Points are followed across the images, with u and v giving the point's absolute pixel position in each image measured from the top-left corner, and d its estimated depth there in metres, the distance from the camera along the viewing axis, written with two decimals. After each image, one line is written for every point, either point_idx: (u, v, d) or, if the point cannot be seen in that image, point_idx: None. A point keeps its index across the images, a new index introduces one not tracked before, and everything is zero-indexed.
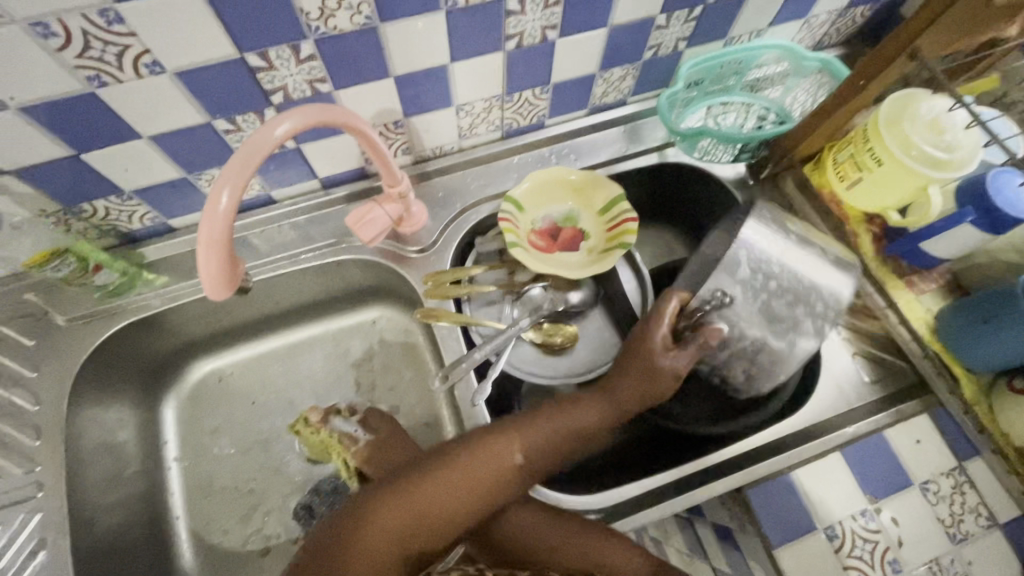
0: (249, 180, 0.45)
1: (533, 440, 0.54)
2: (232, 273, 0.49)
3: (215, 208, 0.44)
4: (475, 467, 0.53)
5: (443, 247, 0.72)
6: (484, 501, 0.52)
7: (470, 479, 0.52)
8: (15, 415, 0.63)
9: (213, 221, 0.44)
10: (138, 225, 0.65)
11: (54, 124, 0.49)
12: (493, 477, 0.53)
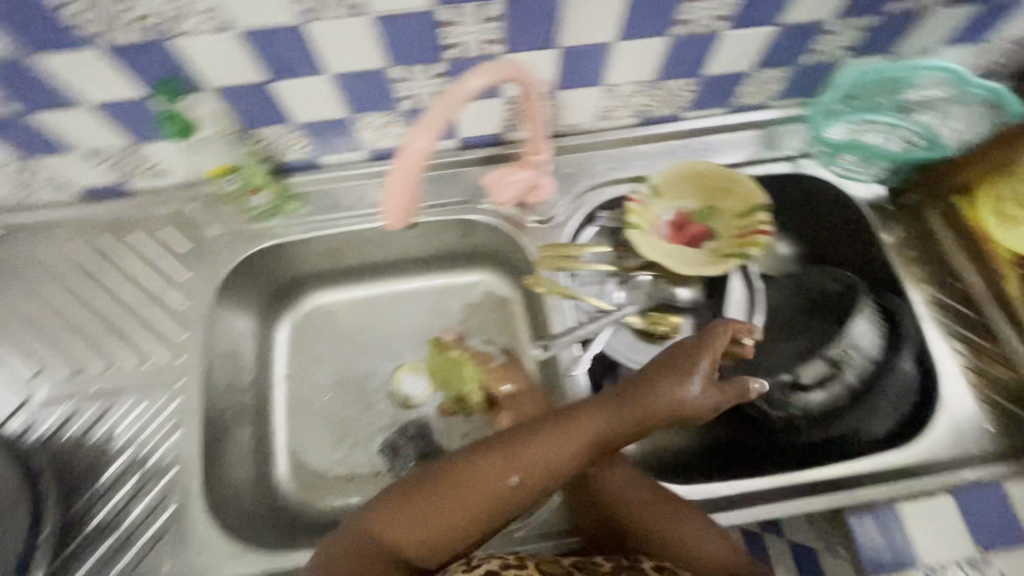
0: (443, 128, 0.50)
1: (559, 449, 0.47)
2: (415, 212, 0.57)
3: (413, 150, 0.51)
4: (477, 484, 0.46)
5: (563, 222, 0.74)
6: (492, 518, 0.47)
7: (472, 497, 0.46)
8: (168, 309, 0.70)
9: (410, 161, 0.51)
10: (294, 157, 0.71)
11: (261, 50, 0.54)
12: (499, 494, 0.46)
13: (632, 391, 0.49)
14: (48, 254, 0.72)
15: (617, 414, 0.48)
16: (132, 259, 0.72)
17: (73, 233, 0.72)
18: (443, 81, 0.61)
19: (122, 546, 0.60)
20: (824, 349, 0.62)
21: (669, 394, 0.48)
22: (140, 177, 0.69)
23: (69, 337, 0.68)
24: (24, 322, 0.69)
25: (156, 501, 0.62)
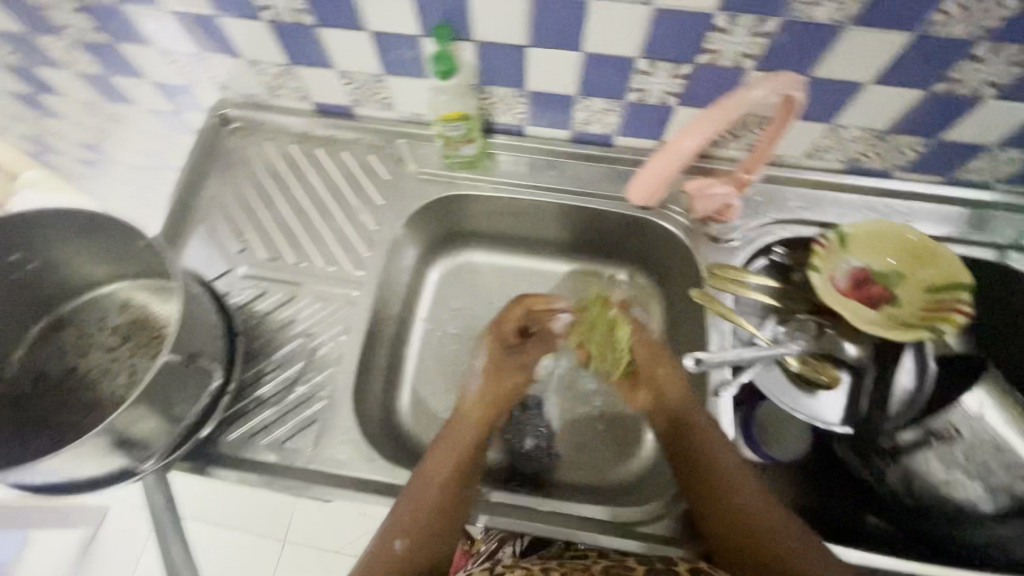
0: (710, 131, 0.60)
1: (464, 432, 0.65)
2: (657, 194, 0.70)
3: (679, 146, 0.62)
4: (425, 491, 0.59)
5: (738, 247, 0.74)
6: (449, 511, 0.59)
7: (425, 500, 0.59)
8: (358, 227, 0.77)
9: (674, 153, 0.63)
10: (505, 121, 0.75)
11: (537, 17, 0.58)
12: (443, 489, 0.60)
13: (495, 368, 0.71)
14: (274, 153, 0.81)
15: (481, 381, 0.70)
16: (339, 176, 0.80)
17: (298, 140, 0.82)
18: (680, 82, 0.63)
19: (280, 417, 0.66)
20: (931, 419, 0.58)
21: (513, 362, 0.72)
22: (369, 105, 0.76)
23: (274, 228, 0.77)
24: (241, 206, 0.78)
25: (316, 387, 0.68)
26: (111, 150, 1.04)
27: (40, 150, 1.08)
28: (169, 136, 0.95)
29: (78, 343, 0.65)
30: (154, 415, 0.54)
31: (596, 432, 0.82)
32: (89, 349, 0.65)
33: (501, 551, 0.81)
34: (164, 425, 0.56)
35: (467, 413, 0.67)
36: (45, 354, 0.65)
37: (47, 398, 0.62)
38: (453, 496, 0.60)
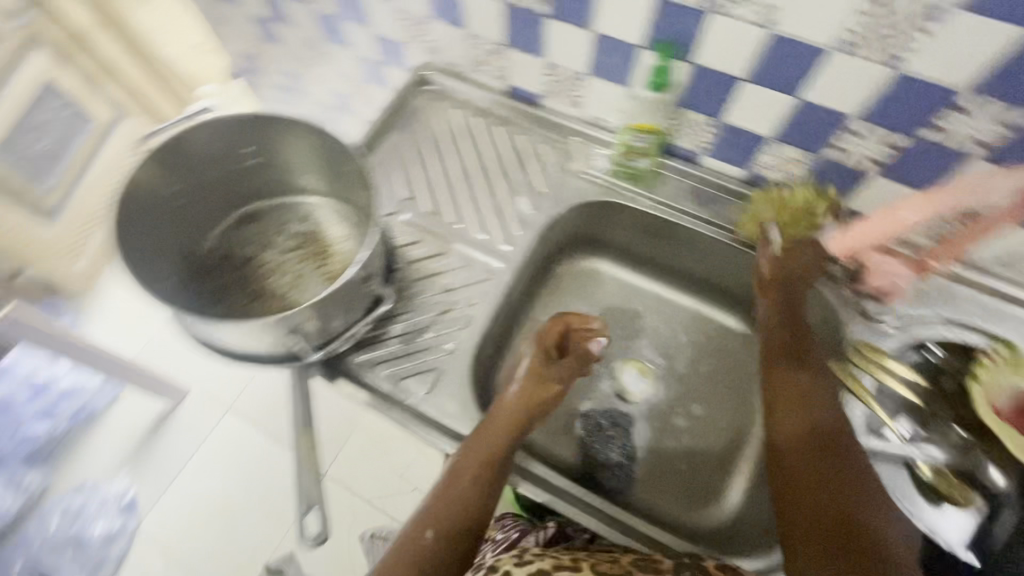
0: (937, 207, 0.62)
1: (495, 432, 0.64)
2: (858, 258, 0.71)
3: (899, 212, 0.65)
4: (454, 482, 0.62)
5: (892, 332, 0.70)
6: (478, 497, 0.61)
7: (453, 490, 0.61)
8: (515, 207, 0.81)
9: (892, 219, 0.66)
10: (685, 145, 0.77)
11: (769, 54, 0.59)
12: (470, 479, 0.62)
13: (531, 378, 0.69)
14: (454, 120, 0.87)
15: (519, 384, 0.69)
16: (510, 155, 0.84)
17: (479, 114, 0.87)
18: (889, 150, 0.62)
19: (405, 355, 0.71)
20: None
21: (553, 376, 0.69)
22: (560, 98, 0.81)
23: (441, 186, 0.83)
24: (417, 158, 0.85)
25: (443, 338, 0.73)
26: (307, 82, 1.16)
27: (249, 68, 1.23)
28: (362, 83, 1.05)
29: (264, 236, 0.74)
30: (317, 320, 0.60)
31: (678, 471, 0.80)
32: (269, 245, 0.73)
33: (522, 538, 0.84)
34: (320, 330, 0.62)
35: (500, 413, 0.66)
36: (238, 237, 0.74)
37: (231, 275, 0.71)
38: (479, 497, 0.61)
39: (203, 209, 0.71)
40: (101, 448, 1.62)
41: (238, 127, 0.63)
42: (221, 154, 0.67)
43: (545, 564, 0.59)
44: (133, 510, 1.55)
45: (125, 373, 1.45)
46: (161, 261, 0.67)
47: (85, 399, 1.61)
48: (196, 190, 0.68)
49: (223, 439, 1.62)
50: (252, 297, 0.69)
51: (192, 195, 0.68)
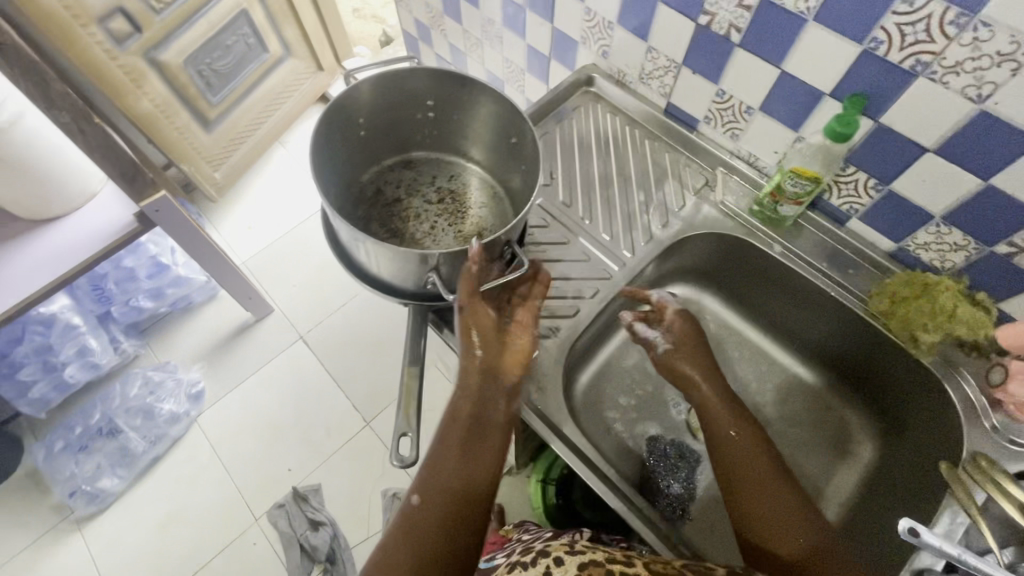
0: None
1: (473, 387, 0.62)
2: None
3: None
4: (448, 445, 0.61)
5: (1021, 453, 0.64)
6: (475, 449, 0.60)
7: (448, 453, 0.60)
8: (644, 219, 0.82)
9: None
10: (835, 204, 0.75)
11: (969, 129, 0.57)
12: (460, 437, 0.61)
13: (477, 325, 0.62)
14: (608, 125, 0.90)
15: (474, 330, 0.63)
16: (650, 169, 0.86)
17: (633, 125, 0.90)
18: None
19: None
20: None
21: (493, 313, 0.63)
22: (717, 127, 0.81)
23: (577, 181, 0.85)
24: (562, 150, 0.88)
25: (546, 321, 0.75)
26: (469, 60, 1.23)
27: (420, 36, 1.33)
28: (522, 71, 1.10)
29: (414, 182, 0.84)
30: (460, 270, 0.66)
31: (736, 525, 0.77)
32: (417, 193, 0.83)
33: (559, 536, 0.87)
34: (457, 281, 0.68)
35: (468, 376, 0.63)
36: (391, 176, 0.84)
37: (380, 207, 0.81)
38: (473, 450, 0.60)
39: (374, 145, 0.81)
40: (190, 338, 1.80)
41: (441, 87, 0.73)
42: (411, 102, 0.77)
43: (598, 556, 0.59)
44: (198, 401, 1.69)
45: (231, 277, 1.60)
46: (332, 180, 0.76)
47: (189, 291, 1.78)
48: (377, 126, 0.78)
49: (291, 362, 1.76)
50: (395, 231, 0.79)
51: (373, 130, 0.78)
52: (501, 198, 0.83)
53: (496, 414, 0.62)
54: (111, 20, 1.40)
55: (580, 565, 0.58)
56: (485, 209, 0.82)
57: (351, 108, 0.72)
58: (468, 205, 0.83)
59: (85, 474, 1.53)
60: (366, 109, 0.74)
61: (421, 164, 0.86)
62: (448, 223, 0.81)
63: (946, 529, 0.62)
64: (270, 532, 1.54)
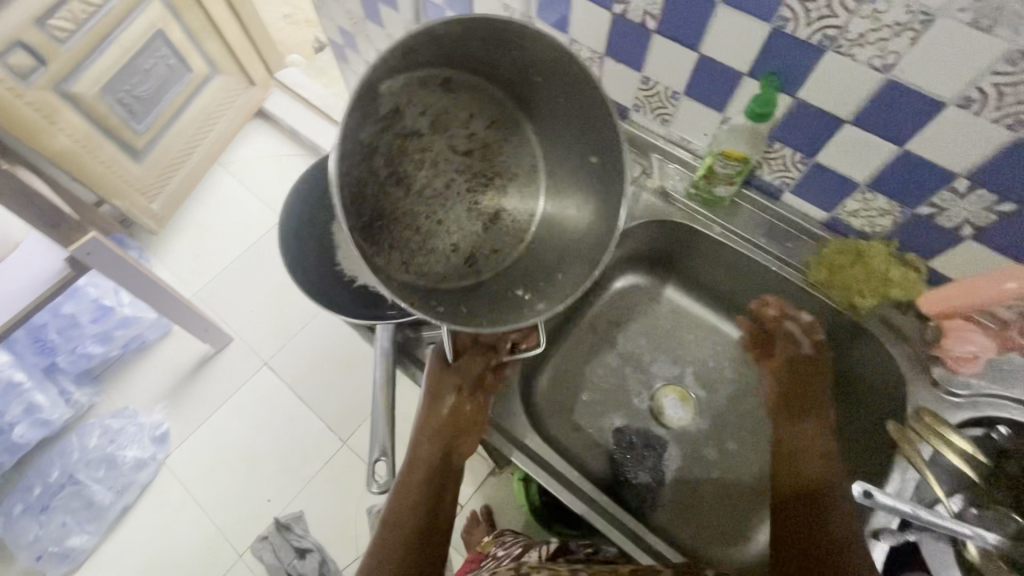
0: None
1: (429, 461, 0.64)
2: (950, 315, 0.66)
3: (999, 281, 0.59)
4: (399, 522, 0.61)
5: (960, 404, 0.67)
6: (428, 523, 0.61)
7: (400, 532, 0.60)
8: None
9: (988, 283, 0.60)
10: (767, 180, 0.76)
11: (880, 97, 0.57)
12: (415, 509, 0.61)
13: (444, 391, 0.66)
14: None
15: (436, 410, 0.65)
16: None
17: None
18: (991, 216, 0.59)
19: None
20: None
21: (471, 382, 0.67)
22: (647, 114, 0.81)
23: None
24: None
25: None
26: None
27: (347, 43, 1.28)
28: None
29: (466, 120, 0.59)
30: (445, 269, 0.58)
31: (704, 507, 0.78)
32: (452, 116, 0.58)
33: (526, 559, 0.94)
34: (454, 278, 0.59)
35: (422, 448, 0.65)
36: (427, 101, 0.55)
37: (388, 141, 0.53)
38: (427, 523, 0.61)
39: (462, 64, 0.56)
40: (147, 378, 1.71)
41: (556, 71, 0.54)
42: (503, 46, 0.54)
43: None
44: (164, 442, 1.63)
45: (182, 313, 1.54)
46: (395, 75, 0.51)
47: (140, 330, 1.70)
48: (460, 60, 0.55)
49: (258, 390, 1.71)
50: (392, 189, 0.55)
51: (460, 70, 0.56)
52: (546, 189, 0.63)
53: (450, 486, 0.65)
54: (9, 56, 1.31)
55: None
56: (519, 195, 0.62)
57: (443, 36, 0.51)
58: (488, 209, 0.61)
59: (51, 535, 1.46)
60: (448, 39, 0.52)
61: (461, 90, 0.57)
62: (464, 189, 0.59)
63: (897, 485, 0.65)
64: (257, 565, 1.51)
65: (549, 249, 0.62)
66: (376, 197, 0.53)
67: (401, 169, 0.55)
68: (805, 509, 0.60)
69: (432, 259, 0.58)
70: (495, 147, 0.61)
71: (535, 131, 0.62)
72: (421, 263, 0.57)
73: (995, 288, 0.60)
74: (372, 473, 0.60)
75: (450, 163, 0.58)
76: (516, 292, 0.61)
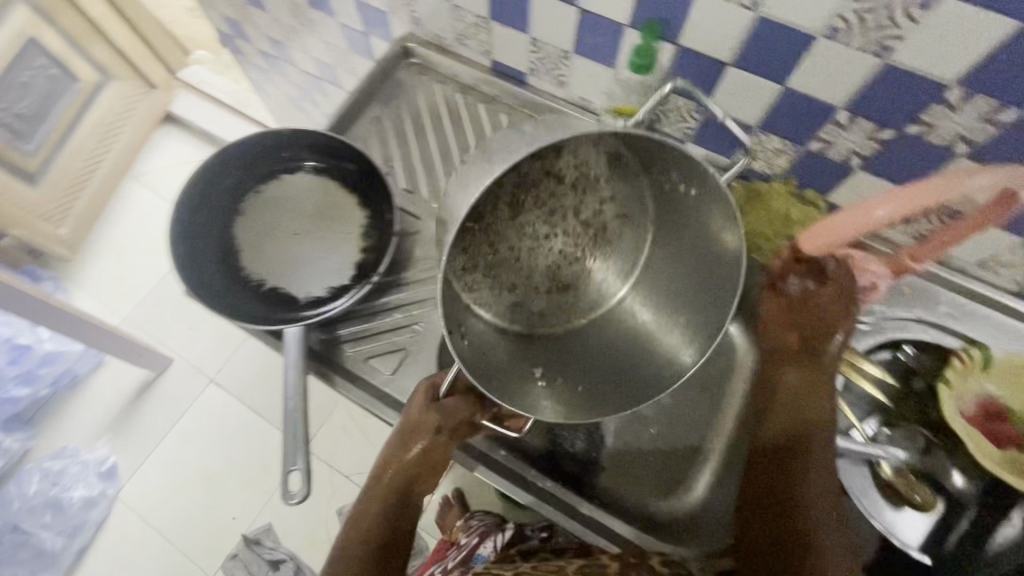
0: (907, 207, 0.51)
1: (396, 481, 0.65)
2: (834, 247, 0.58)
3: (866, 213, 0.53)
4: (365, 527, 0.65)
5: (866, 330, 0.69)
6: (388, 533, 0.65)
7: (366, 538, 0.64)
8: None
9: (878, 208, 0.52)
10: (668, 132, 0.75)
11: (754, 37, 0.56)
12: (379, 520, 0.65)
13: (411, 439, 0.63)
14: (440, 95, 0.84)
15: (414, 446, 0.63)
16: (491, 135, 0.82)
17: (466, 90, 0.85)
18: (875, 145, 0.60)
19: (375, 333, 0.70)
20: None
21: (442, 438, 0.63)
22: (544, 77, 0.78)
23: (419, 164, 0.80)
24: (396, 134, 0.82)
25: (410, 319, 0.71)
26: (294, 50, 1.12)
27: (235, 33, 1.19)
28: (347, 52, 1.01)
29: (580, 199, 0.63)
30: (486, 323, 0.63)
31: (641, 465, 0.77)
32: (589, 176, 0.62)
33: (482, 544, 0.97)
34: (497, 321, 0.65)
35: (391, 470, 0.65)
36: (566, 159, 0.59)
37: (533, 169, 0.60)
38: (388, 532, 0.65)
39: (632, 159, 0.59)
40: (84, 414, 1.60)
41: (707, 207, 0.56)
42: (673, 160, 0.55)
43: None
44: (112, 477, 1.53)
45: (111, 342, 1.41)
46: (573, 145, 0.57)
47: (67, 365, 1.59)
48: (643, 153, 0.57)
49: (206, 410, 1.60)
50: (498, 210, 0.61)
51: (636, 153, 0.58)
52: (637, 266, 0.66)
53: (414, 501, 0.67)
54: None
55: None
56: (618, 280, 0.67)
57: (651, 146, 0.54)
58: (585, 270, 0.66)
59: None
60: (649, 150, 0.56)
61: (632, 159, 0.60)
62: (558, 246, 0.64)
63: None
64: None
65: (608, 341, 0.66)
66: (486, 258, 0.63)
67: (521, 198, 0.61)
68: (776, 466, 0.62)
69: (524, 301, 0.66)
70: (612, 226, 0.65)
71: (660, 223, 0.64)
72: (477, 295, 0.64)
73: (866, 219, 0.53)
74: (285, 486, 0.55)
75: (550, 207, 0.62)
76: (582, 385, 0.63)
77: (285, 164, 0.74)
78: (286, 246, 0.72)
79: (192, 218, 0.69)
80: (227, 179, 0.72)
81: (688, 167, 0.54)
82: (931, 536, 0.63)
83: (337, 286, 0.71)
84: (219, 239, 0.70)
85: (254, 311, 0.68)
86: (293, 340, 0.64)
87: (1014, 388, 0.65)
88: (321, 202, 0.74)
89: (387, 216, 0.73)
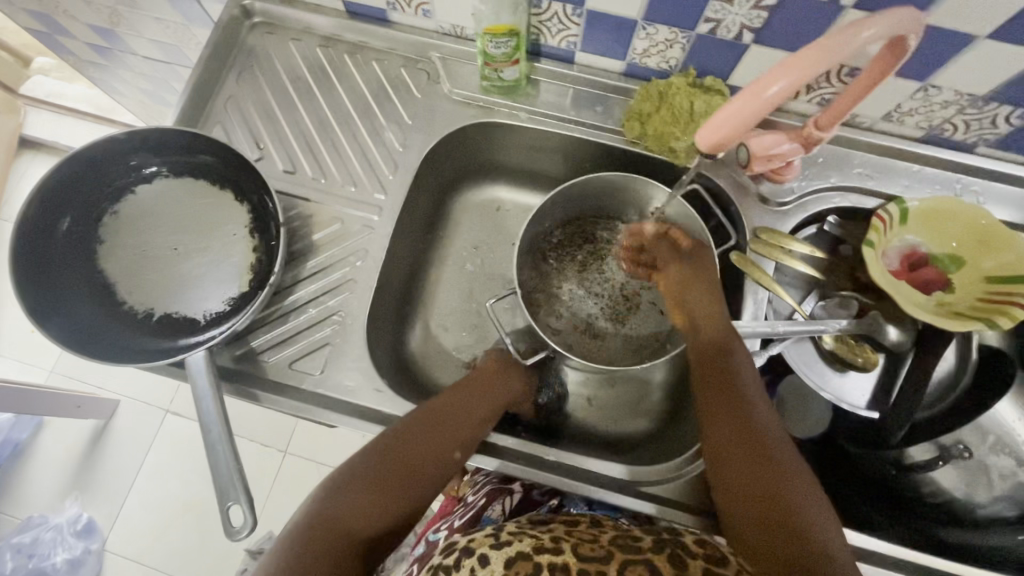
0: (808, 77, 0.42)
1: (468, 414, 0.62)
2: (728, 145, 0.50)
3: (760, 95, 0.44)
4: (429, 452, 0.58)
5: (790, 210, 0.68)
6: (445, 466, 0.58)
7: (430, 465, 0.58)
8: (383, 145, 0.72)
9: (762, 94, 0.44)
10: (555, 44, 0.69)
11: None
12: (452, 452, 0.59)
13: (454, 426, 0.60)
14: (299, 55, 0.74)
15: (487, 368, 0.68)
16: (367, 88, 0.73)
17: (327, 43, 0.74)
18: (761, 14, 0.55)
19: (292, 336, 0.65)
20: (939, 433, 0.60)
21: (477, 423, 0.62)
22: (407, 10, 0.69)
23: (295, 140, 0.72)
24: (261, 110, 0.72)
25: (329, 311, 0.66)
26: (126, 35, 0.95)
27: (50, 29, 0.99)
28: (186, 26, 0.86)
29: (584, 244, 0.78)
30: (614, 340, 0.76)
31: (602, 392, 0.78)
32: (571, 226, 0.78)
33: (487, 506, 0.73)
34: (624, 355, 0.75)
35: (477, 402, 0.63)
36: (547, 228, 0.76)
37: (536, 254, 0.77)
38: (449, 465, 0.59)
39: (595, 208, 0.76)
40: (40, 480, 1.43)
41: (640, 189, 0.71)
42: (598, 191, 0.73)
43: (524, 546, 0.49)
44: (92, 532, 1.38)
45: (39, 399, 1.21)
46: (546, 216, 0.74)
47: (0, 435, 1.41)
48: (586, 211, 0.77)
49: (170, 442, 1.44)
50: (533, 272, 0.77)
51: (587, 204, 0.75)
52: None
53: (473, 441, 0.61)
54: None
55: (507, 562, 0.48)
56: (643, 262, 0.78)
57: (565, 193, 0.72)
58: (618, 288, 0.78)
59: None
60: (562, 199, 0.73)
61: (580, 206, 0.76)
62: (582, 278, 0.78)
63: (753, 309, 0.66)
64: None
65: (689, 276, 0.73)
66: (534, 288, 0.77)
67: (547, 257, 0.78)
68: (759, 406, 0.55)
69: (597, 344, 0.76)
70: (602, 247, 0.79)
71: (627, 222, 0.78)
72: (575, 341, 0.76)
73: (761, 104, 0.44)
74: (228, 522, 0.52)
75: (570, 257, 0.78)
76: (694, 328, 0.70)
77: (133, 175, 0.65)
78: (163, 266, 0.64)
79: (40, 264, 0.59)
80: (68, 212, 0.62)
81: (596, 187, 0.72)
82: (878, 393, 0.65)
83: (237, 297, 0.64)
84: (83, 280, 0.61)
85: (150, 347, 0.61)
86: (199, 370, 0.58)
87: (930, 233, 0.65)
88: (192, 206, 0.66)
89: (269, 205, 0.65)
